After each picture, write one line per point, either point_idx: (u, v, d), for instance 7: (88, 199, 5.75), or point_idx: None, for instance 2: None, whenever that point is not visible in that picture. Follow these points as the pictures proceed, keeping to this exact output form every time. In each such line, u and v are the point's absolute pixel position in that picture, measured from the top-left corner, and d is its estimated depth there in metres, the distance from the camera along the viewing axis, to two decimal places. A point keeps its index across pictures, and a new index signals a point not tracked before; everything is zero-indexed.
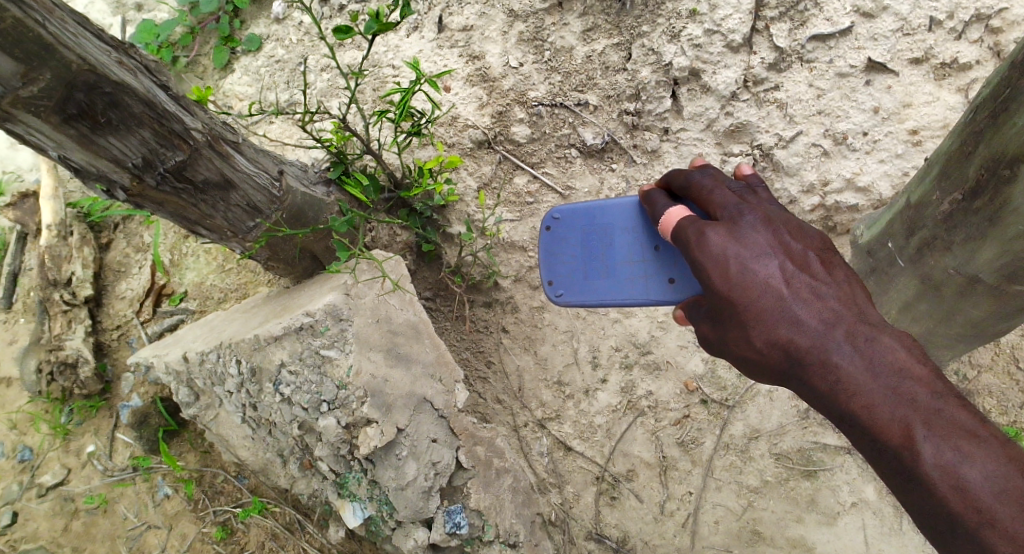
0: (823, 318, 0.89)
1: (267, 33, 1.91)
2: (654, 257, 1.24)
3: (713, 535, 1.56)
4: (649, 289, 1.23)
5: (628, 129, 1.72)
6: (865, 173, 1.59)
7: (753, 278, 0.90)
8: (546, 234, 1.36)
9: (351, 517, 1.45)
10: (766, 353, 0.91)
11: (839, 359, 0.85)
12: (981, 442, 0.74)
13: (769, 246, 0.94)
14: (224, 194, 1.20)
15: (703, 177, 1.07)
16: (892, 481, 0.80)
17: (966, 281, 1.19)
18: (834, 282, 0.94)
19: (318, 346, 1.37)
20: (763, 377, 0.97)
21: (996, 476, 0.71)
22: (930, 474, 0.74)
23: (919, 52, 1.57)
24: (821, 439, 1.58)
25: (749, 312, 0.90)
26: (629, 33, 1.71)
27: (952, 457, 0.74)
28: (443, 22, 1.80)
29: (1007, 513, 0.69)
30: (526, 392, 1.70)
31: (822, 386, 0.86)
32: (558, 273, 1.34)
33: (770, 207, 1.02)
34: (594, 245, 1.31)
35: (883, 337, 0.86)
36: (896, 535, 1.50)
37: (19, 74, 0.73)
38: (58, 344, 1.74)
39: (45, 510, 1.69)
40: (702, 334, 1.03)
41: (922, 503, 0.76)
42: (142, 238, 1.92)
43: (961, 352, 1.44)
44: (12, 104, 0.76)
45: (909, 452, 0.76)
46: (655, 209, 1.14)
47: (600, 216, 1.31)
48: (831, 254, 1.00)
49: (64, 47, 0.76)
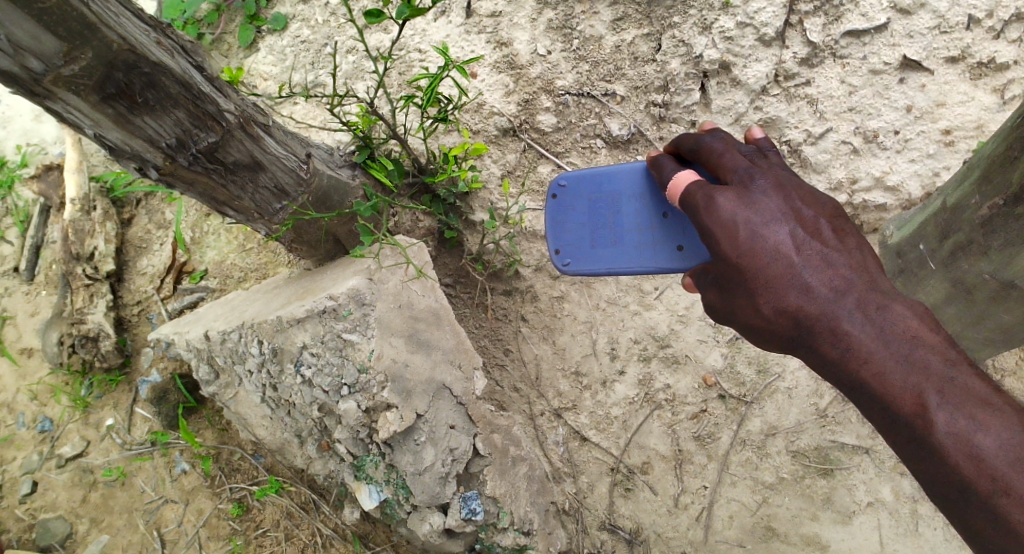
0: (834, 286, 0.88)
1: (293, 13, 1.89)
2: (661, 224, 1.23)
3: (726, 530, 1.56)
4: (656, 256, 1.23)
5: (655, 121, 1.69)
6: (894, 173, 1.57)
7: (762, 244, 0.89)
8: (552, 202, 1.36)
9: (367, 499, 1.46)
10: (774, 321, 0.91)
11: (850, 327, 0.86)
12: (994, 410, 0.76)
13: (780, 211, 0.93)
14: (253, 176, 1.20)
15: (714, 140, 1.05)
16: (902, 448, 0.82)
17: (1000, 286, 1.18)
18: (846, 248, 0.93)
19: (340, 330, 1.36)
20: (769, 344, 0.98)
21: (1011, 444, 0.73)
22: (942, 442, 0.76)
23: (955, 50, 1.55)
24: (838, 438, 1.56)
25: (758, 279, 0.90)
26: (659, 23, 1.69)
27: (965, 425, 0.75)
28: (471, 7, 1.78)
29: (1021, 481, 0.71)
30: (543, 380, 1.71)
31: (833, 354, 0.88)
32: (564, 241, 1.34)
33: (781, 172, 1.01)
34: (601, 212, 1.30)
35: (894, 305, 0.87)
36: (911, 535, 1.50)
37: (62, 52, 0.72)
38: (81, 317, 1.74)
39: (64, 481, 1.71)
40: (708, 301, 1.02)
41: (934, 471, 0.78)
42: (163, 215, 1.93)
43: (987, 355, 1.43)
44: (53, 83, 0.76)
45: (923, 420, 0.78)
46: (662, 173, 1.12)
47: (608, 182, 1.30)
48: (843, 220, 0.98)
49: (106, 27, 0.75)
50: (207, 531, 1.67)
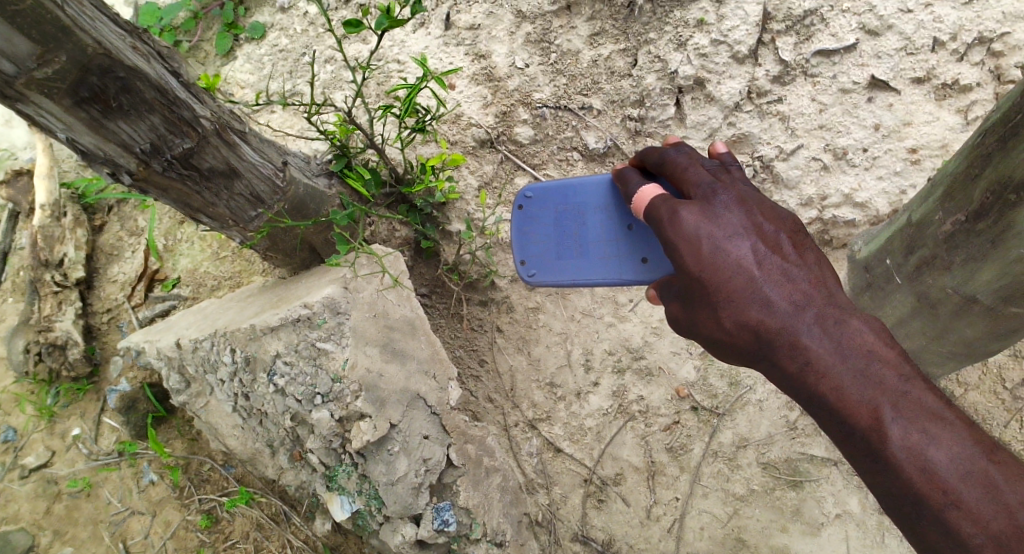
0: (794, 300, 0.90)
1: (271, 22, 1.89)
2: (626, 236, 1.24)
3: (698, 541, 1.57)
4: (622, 269, 1.24)
5: (631, 135, 1.70)
6: (863, 190, 1.61)
7: (725, 258, 0.91)
8: (519, 213, 1.36)
9: (339, 510, 1.44)
10: (736, 334, 0.92)
11: (809, 340, 0.87)
12: (946, 424, 0.78)
13: (742, 226, 0.94)
14: (229, 183, 1.19)
15: (679, 155, 1.06)
16: (858, 461, 0.83)
17: (962, 301, 1.21)
18: (805, 263, 0.95)
19: (314, 338, 1.35)
20: (731, 357, 0.99)
21: (961, 457, 0.75)
22: (896, 455, 0.77)
23: (921, 71, 1.59)
24: (808, 450, 1.58)
25: (720, 293, 0.91)
26: (636, 39, 1.71)
27: (918, 438, 0.77)
28: (450, 19, 1.79)
29: (971, 493, 0.73)
30: (518, 391, 1.71)
31: (793, 368, 0.89)
32: (531, 252, 1.35)
33: (743, 187, 1.02)
34: (567, 224, 1.31)
35: (851, 320, 0.89)
36: (877, 547, 1.52)
37: (35, 55, 0.72)
38: (47, 325, 1.72)
39: (27, 492, 1.67)
40: (671, 314, 1.02)
41: (888, 484, 0.79)
42: (136, 222, 1.91)
43: (952, 369, 1.46)
44: (25, 85, 0.76)
45: (878, 433, 0.79)
46: (628, 186, 1.13)
47: (573, 194, 1.30)
48: (802, 234, 1.00)
49: (81, 30, 0.75)
50: (174, 542, 1.64)
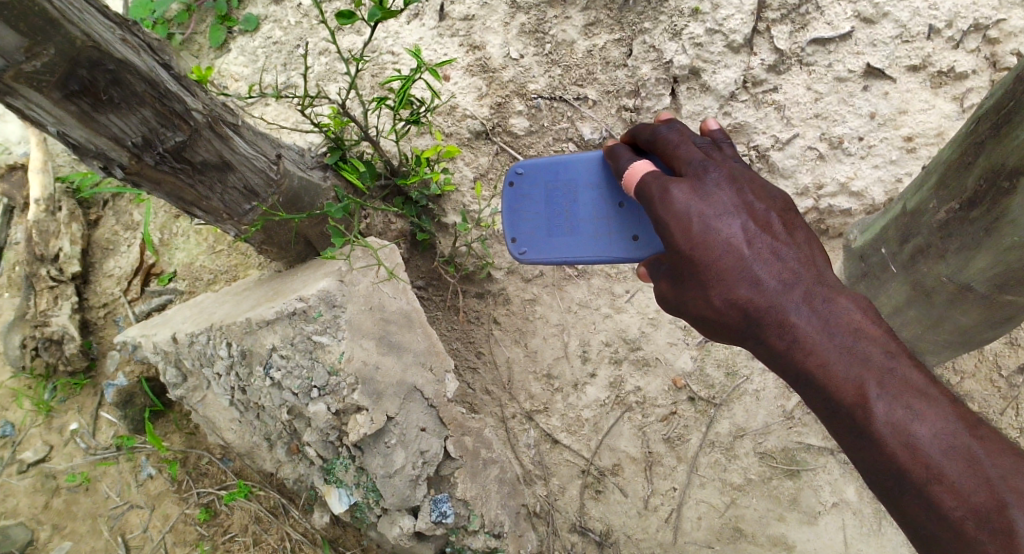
0: (783, 278, 0.90)
1: (265, 14, 1.88)
2: (617, 214, 1.24)
3: (695, 531, 1.58)
4: (611, 246, 1.24)
5: (626, 125, 1.70)
6: (859, 178, 1.61)
7: (715, 237, 0.90)
8: (509, 190, 1.35)
9: (337, 503, 1.45)
10: (724, 313, 0.92)
11: (797, 318, 0.87)
12: (930, 400, 0.78)
13: (732, 205, 0.93)
14: (222, 176, 1.19)
15: (670, 133, 1.05)
16: (845, 438, 0.83)
17: (957, 289, 1.20)
18: (794, 242, 0.95)
19: (310, 331, 1.35)
20: (719, 336, 0.98)
21: (945, 433, 0.75)
22: (880, 431, 0.77)
23: (917, 59, 1.59)
24: (804, 440, 1.59)
25: (708, 272, 0.91)
26: (630, 29, 1.71)
27: (903, 415, 0.77)
28: (444, 11, 1.79)
29: (954, 468, 0.73)
30: (515, 383, 1.71)
31: (780, 345, 0.89)
32: (521, 230, 1.34)
33: (734, 165, 1.02)
34: (558, 201, 1.30)
35: (840, 298, 0.89)
36: (874, 535, 1.52)
37: (22, 48, 0.71)
38: (44, 319, 1.73)
39: (25, 487, 1.67)
40: (660, 292, 1.02)
41: (872, 459, 0.79)
42: (131, 216, 1.91)
43: (948, 356, 1.46)
44: (14, 78, 0.75)
45: (863, 410, 0.79)
46: (619, 163, 1.12)
47: (564, 171, 1.30)
48: (793, 214, 1.00)
49: (69, 23, 0.74)
50: (173, 536, 1.64)
